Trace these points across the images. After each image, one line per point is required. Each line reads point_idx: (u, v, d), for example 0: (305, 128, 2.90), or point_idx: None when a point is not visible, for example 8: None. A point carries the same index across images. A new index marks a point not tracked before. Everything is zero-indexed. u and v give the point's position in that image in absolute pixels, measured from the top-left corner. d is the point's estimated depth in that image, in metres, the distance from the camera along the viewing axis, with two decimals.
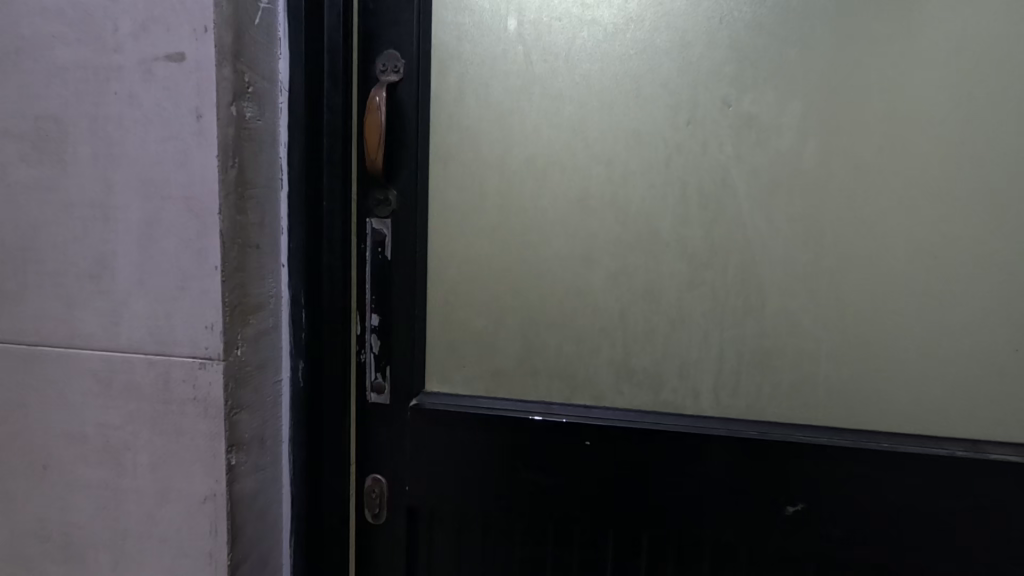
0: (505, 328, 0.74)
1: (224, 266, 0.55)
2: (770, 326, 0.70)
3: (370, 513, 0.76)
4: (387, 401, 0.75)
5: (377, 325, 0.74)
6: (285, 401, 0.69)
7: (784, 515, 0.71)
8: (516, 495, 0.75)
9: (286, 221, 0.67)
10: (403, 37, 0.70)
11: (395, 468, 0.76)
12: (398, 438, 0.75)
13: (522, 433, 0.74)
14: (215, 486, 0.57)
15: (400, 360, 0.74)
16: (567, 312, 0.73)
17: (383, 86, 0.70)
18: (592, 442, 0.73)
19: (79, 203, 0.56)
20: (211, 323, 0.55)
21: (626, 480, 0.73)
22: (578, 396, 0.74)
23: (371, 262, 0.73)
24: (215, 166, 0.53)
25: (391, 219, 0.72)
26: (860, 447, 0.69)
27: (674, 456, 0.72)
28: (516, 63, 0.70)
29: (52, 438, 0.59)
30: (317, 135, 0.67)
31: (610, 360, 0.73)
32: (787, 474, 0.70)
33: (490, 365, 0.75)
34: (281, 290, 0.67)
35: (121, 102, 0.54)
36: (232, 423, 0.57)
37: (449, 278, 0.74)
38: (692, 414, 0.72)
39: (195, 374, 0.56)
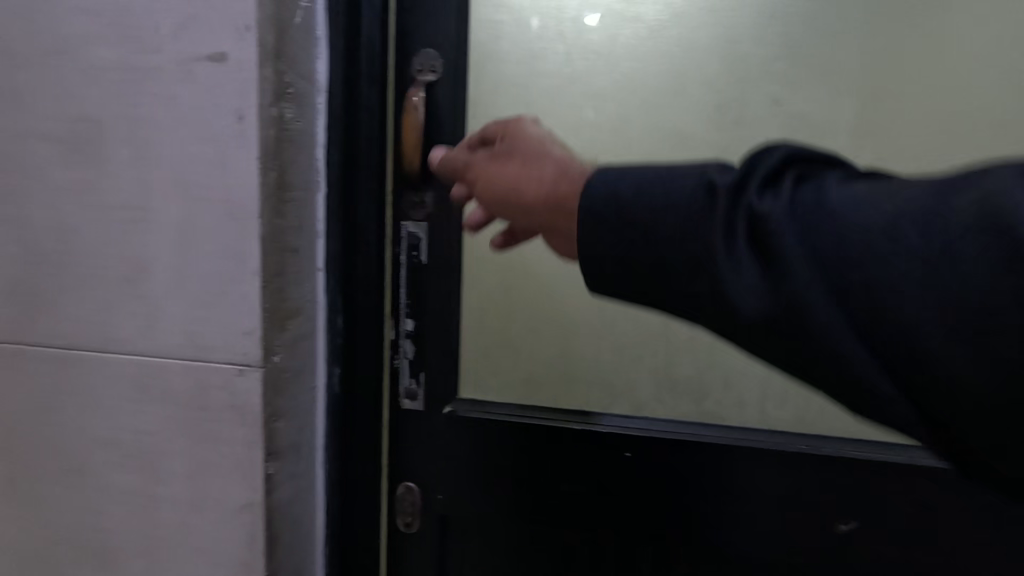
0: (541, 334, 0.72)
1: (264, 270, 0.54)
2: None
3: (402, 521, 0.75)
4: (421, 408, 0.73)
5: (412, 331, 0.72)
6: (320, 407, 0.67)
7: (835, 532, 0.68)
8: (553, 507, 0.73)
9: (322, 222, 0.65)
10: (439, 36, 0.68)
11: (429, 477, 0.74)
12: (432, 445, 0.74)
13: (562, 443, 0.72)
14: (253, 495, 0.56)
15: (434, 367, 0.72)
16: (605, 317, 0.71)
17: (420, 86, 0.68)
18: (633, 453, 0.71)
19: (115, 205, 0.55)
20: (249, 328, 0.54)
21: (670, 493, 0.71)
22: (617, 406, 0.72)
23: (405, 266, 0.71)
24: (256, 168, 0.52)
25: (426, 222, 0.70)
26: (916, 464, 0.66)
27: (719, 470, 0.70)
28: (556, 62, 0.68)
29: (87, 442, 0.59)
30: (353, 137, 0.66)
31: (652, 368, 0.71)
32: (836, 488, 0.68)
33: (525, 371, 0.73)
34: (318, 296, 0.65)
35: (160, 103, 0.53)
36: (271, 431, 0.56)
37: (483, 287, 0.72)
38: (736, 425, 0.70)
39: (233, 381, 0.55)
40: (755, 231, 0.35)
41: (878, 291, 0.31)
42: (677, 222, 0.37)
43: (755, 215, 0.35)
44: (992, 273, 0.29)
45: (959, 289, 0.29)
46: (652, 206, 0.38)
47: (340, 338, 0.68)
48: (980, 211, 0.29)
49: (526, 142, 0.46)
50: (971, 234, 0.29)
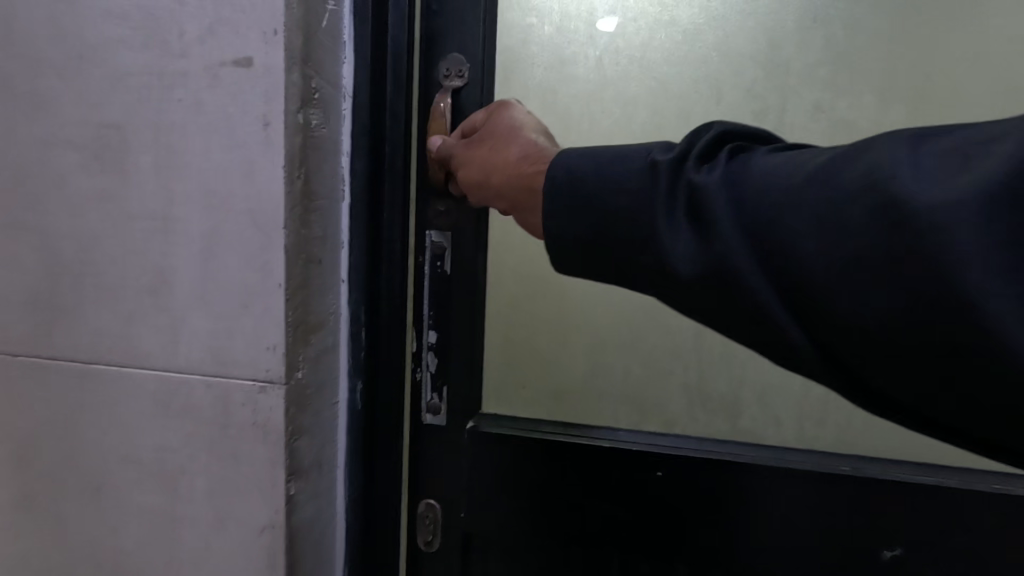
0: (568, 346, 0.71)
1: (288, 283, 0.51)
2: None
3: (423, 539, 0.73)
4: (443, 423, 0.71)
5: (435, 343, 0.70)
6: (342, 424, 0.65)
7: (880, 559, 0.64)
8: (579, 527, 0.70)
9: (345, 231, 0.62)
10: (467, 40, 0.65)
11: (451, 493, 0.72)
12: (455, 461, 0.71)
13: (590, 460, 0.69)
14: (274, 516, 0.54)
15: (458, 380, 0.70)
16: (636, 329, 0.69)
17: (447, 92, 0.66)
18: (665, 473, 0.67)
19: (139, 214, 0.53)
20: (273, 344, 0.52)
21: (703, 515, 0.67)
22: (646, 422, 0.70)
23: (429, 276, 0.69)
24: (281, 176, 0.50)
25: (451, 231, 0.68)
26: (967, 487, 0.62)
27: (757, 492, 0.66)
28: (588, 67, 0.66)
29: (107, 459, 0.57)
30: (380, 142, 0.63)
31: (683, 382, 0.69)
32: (883, 514, 0.63)
33: (551, 384, 0.71)
34: (342, 308, 0.62)
35: (185, 109, 0.51)
36: (292, 450, 0.54)
37: (507, 297, 0.70)
38: (772, 444, 0.67)
39: (255, 398, 0.53)
40: (692, 201, 0.40)
41: (788, 245, 0.35)
42: (625, 194, 0.42)
43: (691, 188, 0.40)
44: (877, 230, 0.33)
45: (854, 246, 0.33)
46: (611, 180, 0.43)
47: (363, 352, 0.66)
48: (868, 177, 0.33)
49: (499, 130, 0.56)
50: (861, 194, 0.33)
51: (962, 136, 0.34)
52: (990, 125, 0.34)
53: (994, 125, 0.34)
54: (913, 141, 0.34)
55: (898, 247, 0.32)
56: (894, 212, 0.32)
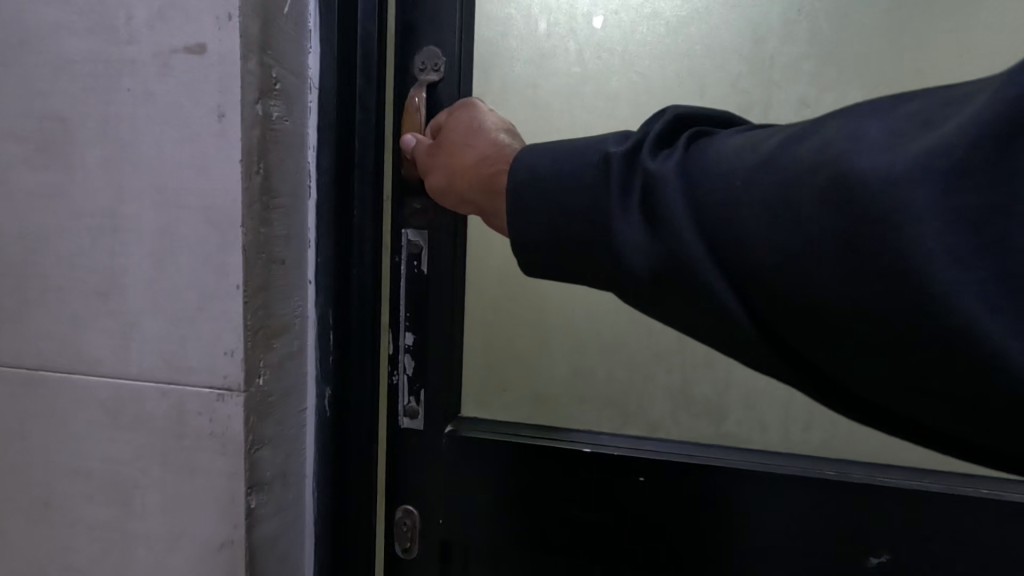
0: (551, 351, 0.69)
1: (247, 284, 0.48)
2: None
3: (401, 547, 0.69)
4: (420, 427, 0.68)
5: (412, 345, 0.66)
6: (310, 430, 0.62)
7: (866, 566, 0.62)
8: (561, 536, 0.67)
9: (316, 235, 0.60)
10: (443, 32, 0.61)
11: (428, 499, 0.69)
12: (432, 465, 0.68)
13: (571, 466, 0.66)
14: (233, 532, 0.51)
15: (435, 384, 0.67)
16: (619, 333, 0.69)
17: (421, 87, 0.62)
18: (647, 479, 0.65)
19: (86, 212, 0.50)
20: (231, 348, 0.49)
21: (688, 522, 0.65)
22: (630, 426, 0.69)
23: (405, 276, 0.66)
24: (238, 171, 0.47)
25: (427, 229, 0.65)
26: (955, 493, 0.60)
27: (742, 499, 0.63)
28: (568, 61, 0.64)
29: (55, 472, 0.53)
30: (347, 137, 0.60)
31: (666, 386, 0.68)
32: (871, 521, 0.61)
33: (534, 389, 0.70)
34: (309, 311, 0.59)
35: (135, 100, 0.48)
36: (253, 461, 0.51)
37: (489, 300, 0.69)
38: (758, 448, 0.66)
39: (212, 407, 0.50)
40: (647, 192, 0.38)
41: (740, 234, 0.34)
42: (581, 186, 0.41)
43: (645, 178, 0.38)
44: (829, 214, 0.30)
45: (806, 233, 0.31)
46: (568, 175, 0.42)
47: (333, 355, 0.62)
48: (820, 157, 0.31)
49: (460, 131, 0.55)
50: (811, 176, 0.31)
51: (925, 102, 0.31)
52: (959, 90, 0.31)
53: (961, 88, 0.31)
54: (872, 112, 0.32)
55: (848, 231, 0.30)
56: (843, 193, 0.30)
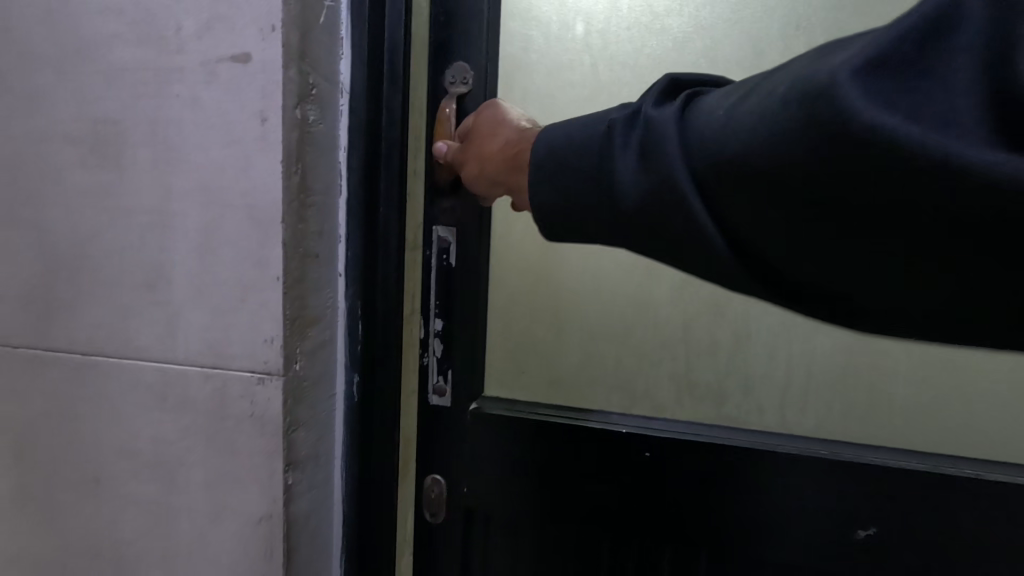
0: (563, 337, 0.74)
1: (286, 277, 0.52)
2: (840, 348, 0.68)
3: (429, 512, 0.75)
4: (448, 404, 0.73)
5: (441, 330, 0.72)
6: (339, 413, 0.65)
7: (854, 538, 0.65)
8: (575, 506, 0.71)
9: (342, 227, 0.63)
10: (471, 48, 0.67)
11: (453, 467, 0.74)
12: (455, 445, 0.74)
13: (582, 441, 0.70)
14: (271, 507, 0.55)
15: (461, 364, 0.73)
16: (627, 323, 0.72)
17: (451, 98, 0.68)
18: (652, 453, 0.69)
19: (135, 209, 0.53)
20: (270, 336, 0.52)
21: (693, 496, 0.68)
22: (637, 407, 0.73)
23: (436, 269, 0.72)
24: (279, 171, 0.50)
25: (456, 227, 0.71)
26: (941, 471, 0.63)
27: (742, 474, 0.67)
28: (583, 74, 0.68)
29: (105, 450, 0.57)
30: (375, 137, 0.63)
31: (671, 373, 0.72)
32: (868, 501, 0.65)
33: (548, 373, 0.74)
34: (339, 301, 0.62)
35: (182, 105, 0.51)
36: (289, 441, 0.55)
37: (507, 291, 0.74)
38: (755, 428, 0.70)
39: (253, 389, 0.53)
40: (644, 136, 0.43)
41: (720, 154, 0.38)
42: (587, 154, 0.46)
43: (642, 133, 0.43)
44: (798, 125, 0.34)
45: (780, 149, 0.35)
46: (580, 142, 0.47)
47: (360, 343, 0.65)
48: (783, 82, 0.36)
49: (486, 123, 0.59)
50: (779, 99, 0.35)
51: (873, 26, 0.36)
52: None
53: None
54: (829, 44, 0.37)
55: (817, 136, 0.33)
56: (806, 103, 0.33)
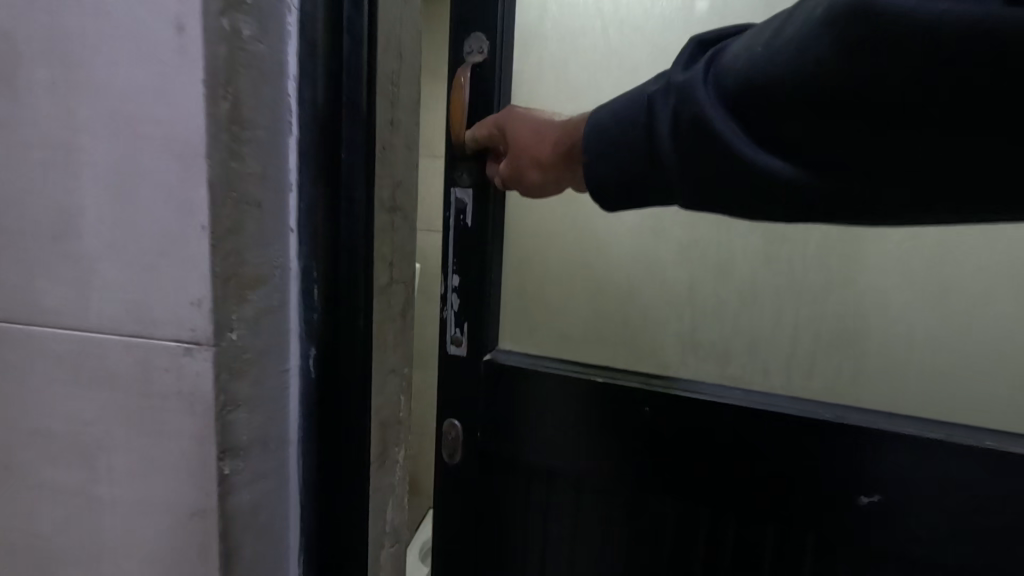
0: (578, 298, 1.14)
1: (214, 226, 0.43)
2: (818, 329, 1.00)
3: (449, 453, 1.16)
4: (462, 352, 1.13)
5: (457, 285, 1.11)
6: (294, 394, 0.55)
7: (859, 504, 0.91)
8: (604, 454, 1.06)
9: (294, 173, 0.52)
10: (485, 24, 1.04)
11: (498, 422, 1.13)
12: (495, 404, 1.13)
13: (593, 395, 1.06)
14: (205, 500, 0.46)
15: (472, 318, 1.11)
16: (634, 281, 1.09)
17: (468, 64, 1.06)
18: (650, 409, 1.02)
19: (37, 142, 0.44)
20: (198, 298, 0.43)
21: (697, 455, 1.00)
22: (645, 362, 1.10)
23: (455, 227, 1.10)
24: (201, 91, 0.41)
25: (469, 189, 1.08)
26: (920, 434, 0.88)
27: (693, 433, 0.99)
28: (587, 42, 1.09)
29: (16, 431, 0.49)
30: (337, 68, 0.54)
31: (677, 330, 1.07)
32: (789, 453, 0.94)
33: (563, 330, 1.15)
34: (288, 260, 0.52)
35: (84, 12, 0.42)
36: (225, 423, 0.46)
37: (517, 266, 1.16)
38: (761, 388, 1.02)
39: (179, 363, 0.44)
40: (680, 91, 0.63)
41: (761, 83, 0.56)
42: (630, 126, 0.71)
43: (672, 96, 0.65)
44: (837, 53, 0.51)
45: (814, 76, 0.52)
46: (623, 120, 0.71)
47: (318, 312, 0.56)
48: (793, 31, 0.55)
49: (525, 137, 0.90)
50: (798, 42, 0.54)
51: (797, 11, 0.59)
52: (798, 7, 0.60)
53: None
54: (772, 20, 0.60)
55: (853, 56, 0.50)
56: (841, 31, 0.50)
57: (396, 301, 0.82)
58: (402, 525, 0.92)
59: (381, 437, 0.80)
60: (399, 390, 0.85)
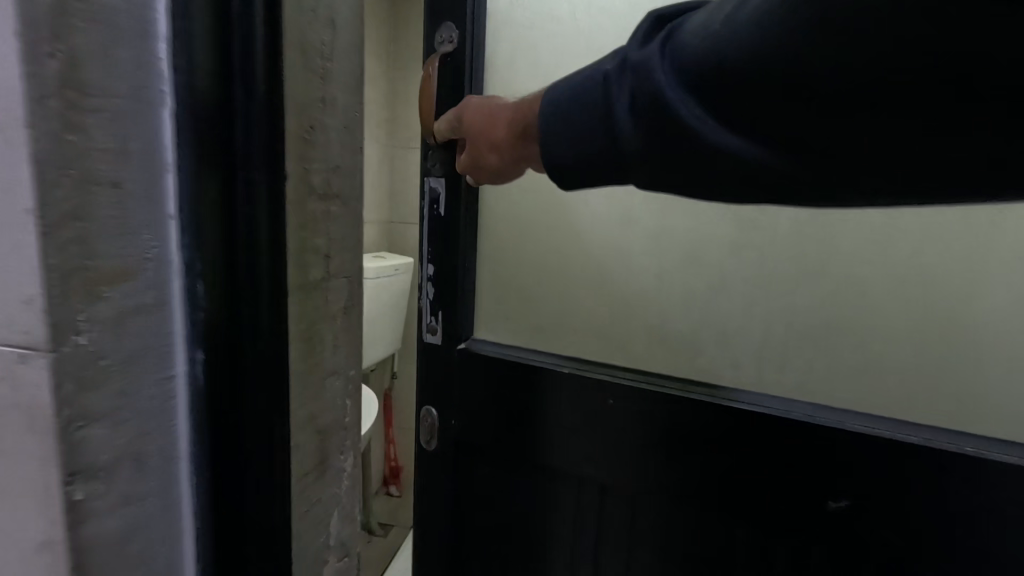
0: (548, 289, 1.17)
1: (42, 211, 0.36)
2: (783, 317, 1.00)
3: (425, 439, 1.22)
4: (437, 340, 1.19)
5: (431, 273, 1.18)
6: (182, 405, 0.49)
7: (828, 508, 0.91)
8: (572, 446, 1.09)
9: (172, 152, 0.45)
10: (456, 18, 1.11)
11: (470, 410, 1.18)
12: (467, 392, 1.17)
13: (559, 385, 1.08)
14: (50, 531, 0.40)
15: (446, 306, 1.18)
16: (602, 270, 1.12)
17: (440, 54, 1.13)
18: (615, 401, 1.04)
19: None
20: (30, 296, 0.37)
21: (661, 449, 1.02)
22: (613, 352, 1.12)
23: (428, 215, 1.16)
24: (15, 47, 0.34)
25: (439, 178, 1.13)
26: (889, 437, 0.88)
27: (657, 426, 1.01)
28: (555, 31, 1.11)
29: None
30: (223, 30, 0.46)
31: (643, 321, 1.09)
32: (753, 453, 0.95)
33: (534, 322, 1.18)
34: (166, 252, 0.45)
35: None
36: (73, 443, 0.39)
37: (491, 253, 1.19)
38: (728, 381, 1.03)
39: (15, 371, 0.38)
40: (640, 80, 0.59)
41: (727, 74, 0.53)
42: (590, 106, 0.65)
43: (630, 83, 0.60)
44: (816, 41, 0.48)
45: (790, 68, 0.49)
46: (580, 107, 0.66)
47: (204, 313, 0.49)
48: (760, 12, 0.50)
49: (484, 122, 0.86)
50: (770, 26, 0.50)
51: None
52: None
53: None
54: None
55: (834, 44, 0.47)
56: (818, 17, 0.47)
57: (336, 296, 0.74)
58: (354, 537, 0.85)
59: (320, 445, 0.74)
60: (343, 396, 0.78)
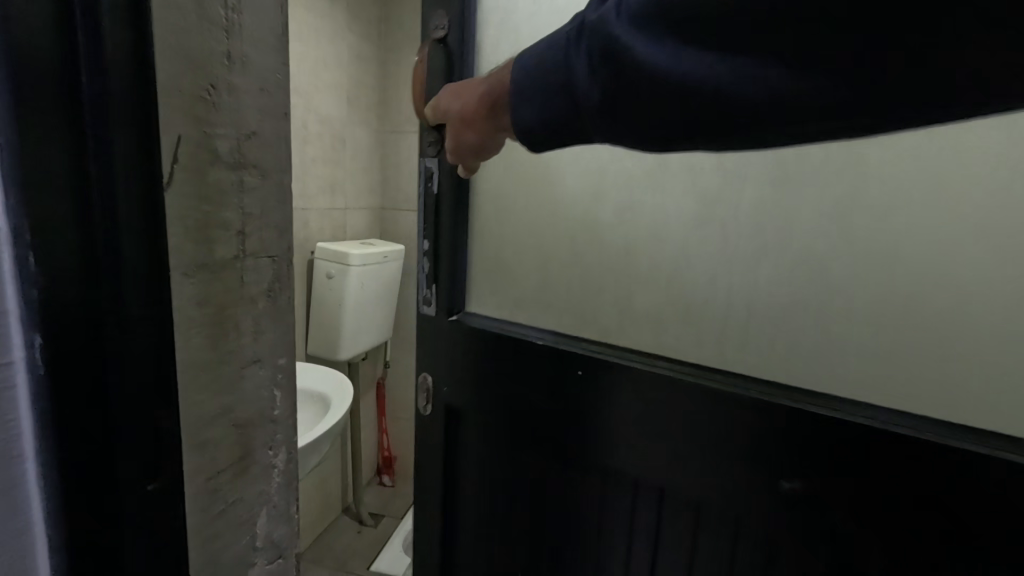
0: (530, 272, 1.15)
1: None
2: (753, 301, 0.95)
3: (421, 405, 1.27)
4: (432, 312, 1.22)
5: (427, 249, 1.20)
6: (23, 396, 0.43)
7: (778, 487, 0.88)
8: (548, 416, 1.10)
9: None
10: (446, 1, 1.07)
11: (460, 379, 1.20)
12: (456, 361, 1.20)
13: (534, 357, 1.09)
14: None
15: (443, 280, 1.20)
16: (576, 249, 1.09)
17: (434, 38, 1.08)
18: (585, 371, 1.04)
19: None
20: None
21: (626, 421, 1.01)
22: (585, 327, 1.11)
23: (425, 193, 1.18)
24: None
25: (435, 158, 1.14)
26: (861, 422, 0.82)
27: (623, 397, 1.01)
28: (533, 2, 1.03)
29: None
30: None
31: (615, 296, 1.07)
32: (709, 428, 0.93)
33: (513, 293, 1.18)
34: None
35: None
36: None
37: (482, 231, 1.19)
38: (697, 360, 1.00)
39: None
40: (597, 31, 0.57)
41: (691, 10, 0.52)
42: (548, 68, 0.63)
43: (587, 37, 0.59)
44: None
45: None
46: (544, 63, 0.64)
47: (39, 288, 0.41)
48: None
49: (461, 96, 0.78)
50: None
51: None
52: None
53: None
54: None
55: None
56: None
57: (261, 277, 0.69)
58: (290, 537, 0.80)
59: (242, 439, 0.68)
60: (271, 386, 0.72)
